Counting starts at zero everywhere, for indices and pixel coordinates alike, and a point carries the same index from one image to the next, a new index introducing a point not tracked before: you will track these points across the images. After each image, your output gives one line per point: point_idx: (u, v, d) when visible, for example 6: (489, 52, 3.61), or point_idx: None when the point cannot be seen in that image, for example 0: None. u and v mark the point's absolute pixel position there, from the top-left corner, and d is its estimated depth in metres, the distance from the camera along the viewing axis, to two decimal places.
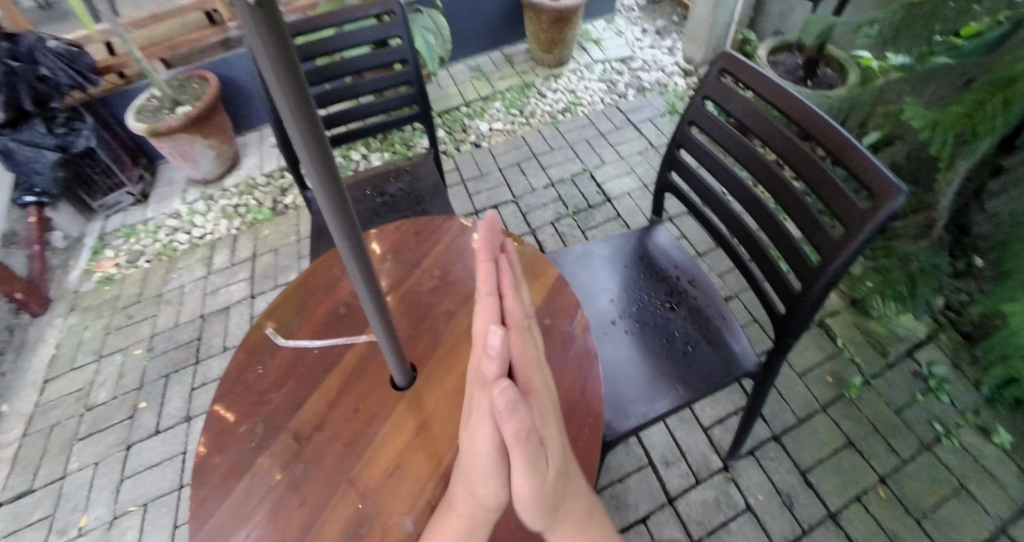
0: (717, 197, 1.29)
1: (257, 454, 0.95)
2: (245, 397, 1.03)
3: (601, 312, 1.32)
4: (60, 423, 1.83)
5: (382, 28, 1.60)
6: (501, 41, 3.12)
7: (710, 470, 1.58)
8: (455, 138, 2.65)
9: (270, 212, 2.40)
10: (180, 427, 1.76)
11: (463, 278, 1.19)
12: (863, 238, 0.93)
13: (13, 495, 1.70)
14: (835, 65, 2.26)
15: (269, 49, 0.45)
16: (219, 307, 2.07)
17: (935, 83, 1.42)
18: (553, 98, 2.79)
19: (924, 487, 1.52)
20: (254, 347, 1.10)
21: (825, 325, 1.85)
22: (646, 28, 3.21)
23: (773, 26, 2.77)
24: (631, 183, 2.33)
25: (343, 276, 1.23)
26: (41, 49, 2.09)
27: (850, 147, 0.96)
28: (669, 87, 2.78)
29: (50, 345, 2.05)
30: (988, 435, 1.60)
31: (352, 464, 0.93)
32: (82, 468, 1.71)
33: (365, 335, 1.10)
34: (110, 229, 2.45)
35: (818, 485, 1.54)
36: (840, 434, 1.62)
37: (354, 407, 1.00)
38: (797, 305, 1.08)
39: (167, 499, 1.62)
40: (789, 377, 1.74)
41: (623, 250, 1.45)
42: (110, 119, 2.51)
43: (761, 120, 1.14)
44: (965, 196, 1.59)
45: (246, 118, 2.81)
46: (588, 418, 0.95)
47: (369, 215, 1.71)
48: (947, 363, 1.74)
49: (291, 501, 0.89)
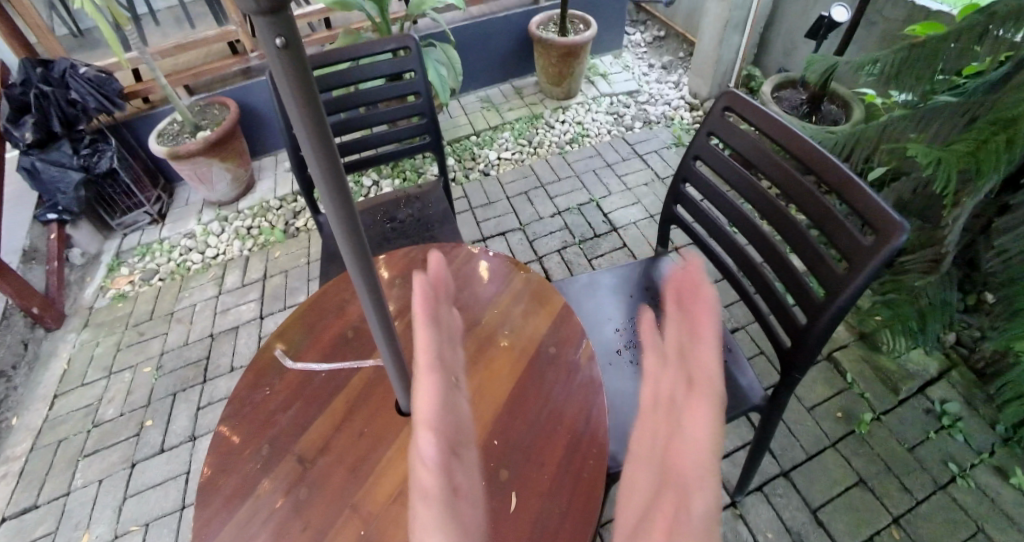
0: (721, 229, 1.31)
1: (262, 475, 0.96)
2: (253, 417, 1.04)
3: (606, 342, 1.33)
4: (67, 439, 1.84)
5: (397, 60, 1.66)
6: (511, 73, 3.21)
7: (717, 506, 1.55)
8: (465, 166, 2.71)
9: (282, 234, 2.45)
10: (184, 446, 1.77)
11: (470, 304, 1.21)
12: (867, 272, 0.94)
13: (17, 510, 1.70)
14: (839, 101, 2.31)
15: (290, 80, 0.48)
16: (228, 327, 2.10)
17: (938, 122, 1.45)
18: (561, 129, 2.86)
19: (938, 528, 1.49)
20: (263, 368, 1.12)
21: (832, 360, 1.84)
22: (652, 63, 3.29)
23: (777, 63, 2.84)
24: (638, 212, 2.36)
25: (352, 300, 1.25)
26: (73, 75, 2.18)
27: (853, 183, 0.98)
28: (675, 120, 2.84)
29: (62, 360, 2.08)
30: (1004, 475, 1.57)
31: (355, 489, 0.93)
32: (86, 485, 1.72)
33: (372, 358, 1.12)
34: (126, 247, 2.50)
35: (829, 524, 1.51)
36: (851, 471, 1.60)
37: (359, 431, 1.00)
38: (803, 337, 1.08)
39: (168, 519, 1.61)
40: (797, 410, 1.73)
41: (629, 280, 1.46)
42: (132, 141, 2.59)
43: (763, 156, 1.17)
44: (974, 230, 1.59)
45: (262, 142, 2.89)
46: (593, 448, 0.95)
47: (379, 239, 1.74)
48: (960, 401, 1.71)
49: (294, 525, 0.89)
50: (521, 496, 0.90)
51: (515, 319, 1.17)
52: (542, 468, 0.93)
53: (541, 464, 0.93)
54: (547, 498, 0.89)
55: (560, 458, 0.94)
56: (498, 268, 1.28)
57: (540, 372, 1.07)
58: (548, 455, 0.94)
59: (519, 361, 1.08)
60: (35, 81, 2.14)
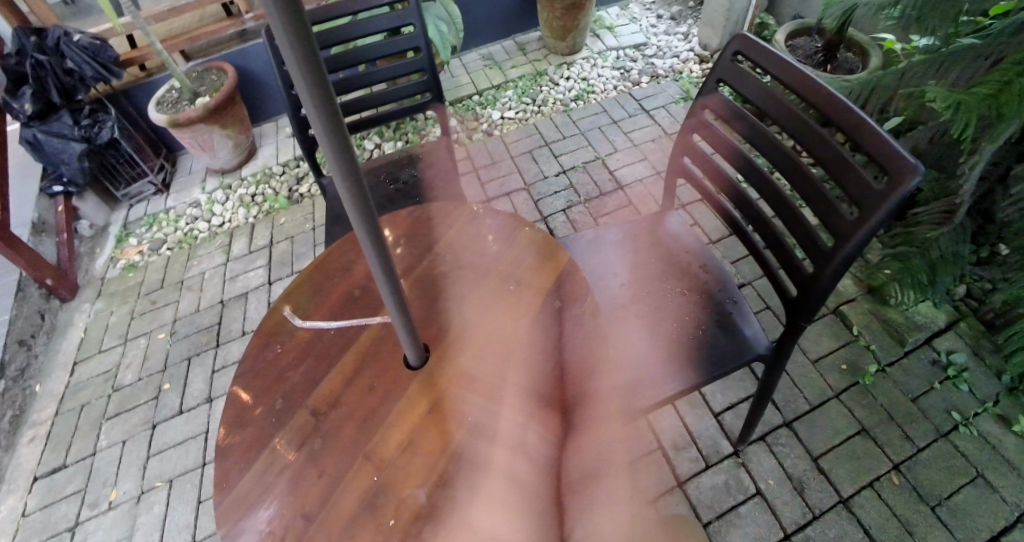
0: (730, 183, 1.27)
1: (276, 429, 0.99)
2: (265, 375, 1.06)
3: (612, 297, 1.34)
4: (89, 403, 1.90)
5: (395, 15, 1.61)
6: (514, 29, 3.12)
7: (719, 455, 1.59)
8: (468, 126, 2.68)
9: (286, 201, 2.45)
10: (202, 408, 1.82)
11: (476, 262, 1.21)
12: (877, 218, 0.92)
13: (48, 470, 1.77)
14: (856, 49, 2.21)
15: (292, 41, 0.48)
16: (237, 293, 2.12)
17: (959, 66, 1.36)
18: (565, 86, 2.79)
19: (940, 474, 1.51)
20: (273, 329, 1.14)
21: (839, 313, 1.84)
22: (660, 14, 3.17)
23: (792, 10, 2.72)
24: (644, 169, 2.32)
25: (358, 260, 1.26)
26: (67, 43, 2.15)
27: (867, 126, 0.94)
28: (684, 73, 2.75)
29: (79, 329, 2.13)
30: (1008, 423, 1.58)
31: (366, 438, 0.96)
32: (111, 446, 1.78)
33: (380, 316, 1.13)
34: (133, 217, 2.52)
35: (829, 471, 1.54)
36: (852, 421, 1.62)
37: (369, 385, 1.03)
38: (810, 287, 1.07)
39: (191, 475, 1.68)
40: (802, 362, 1.75)
41: (634, 235, 1.46)
42: (132, 110, 2.58)
43: (777, 105, 1.12)
44: (991, 179, 1.54)
45: (263, 108, 2.86)
46: (597, 399, 0.97)
47: (384, 200, 1.73)
48: (967, 351, 1.71)
49: (309, 474, 0.93)
50: (528, 445, 0.92)
51: (519, 275, 1.17)
52: (548, 416, 0.95)
53: (547, 415, 0.95)
54: (553, 447, 0.91)
55: (565, 409, 0.96)
56: (502, 226, 1.28)
57: (545, 326, 1.08)
58: (553, 406, 0.96)
59: (525, 316, 1.10)
60: (30, 50, 2.12)
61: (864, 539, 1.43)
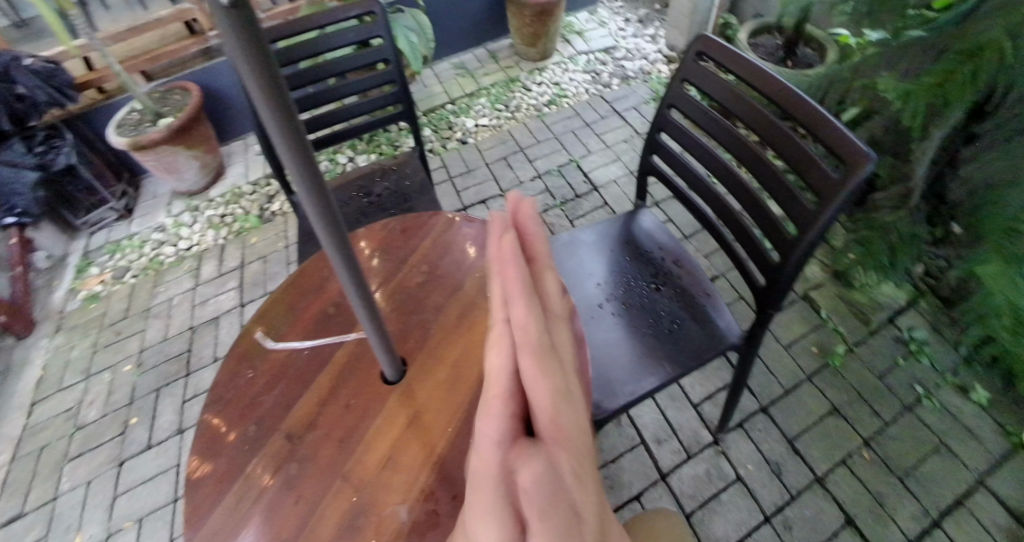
0: (700, 180, 1.26)
1: (249, 457, 0.94)
2: (233, 401, 1.02)
3: (588, 297, 1.31)
4: (50, 445, 1.82)
5: (363, 28, 1.57)
6: (484, 38, 3.10)
7: (701, 446, 1.57)
8: (442, 135, 2.64)
9: (257, 220, 2.39)
10: (172, 440, 1.75)
11: (452, 271, 1.18)
12: (837, 206, 0.91)
13: (5, 519, 1.69)
14: (814, 44, 2.24)
15: (246, 55, 0.44)
16: (207, 318, 2.06)
17: (910, 57, 1.37)
18: (539, 91, 2.78)
19: (907, 447, 1.51)
20: (244, 354, 1.09)
21: (810, 300, 1.84)
22: (628, 17, 3.18)
23: (754, 10, 2.75)
24: (618, 170, 2.32)
25: (331, 278, 1.22)
26: (17, 67, 2.07)
27: (827, 119, 0.94)
28: (653, 74, 2.76)
29: (37, 367, 2.04)
30: (965, 392, 1.60)
31: (345, 459, 0.92)
32: (75, 488, 1.70)
33: (354, 332, 1.09)
34: (95, 245, 2.44)
35: (804, 451, 1.53)
36: (825, 402, 1.61)
37: (345, 404, 0.99)
38: (776, 276, 1.06)
39: (162, 512, 1.61)
40: (776, 348, 1.74)
41: (609, 235, 1.43)
42: (91, 134, 2.48)
43: (741, 102, 1.11)
44: (941, 163, 1.56)
45: (231, 126, 2.80)
46: None
47: (356, 215, 1.68)
48: (926, 327, 1.73)
49: (284, 501, 0.88)
50: None
51: None
52: None
53: None
54: None
55: None
56: (479, 234, 1.25)
57: None
58: None
59: None
60: None
61: (840, 515, 1.42)
